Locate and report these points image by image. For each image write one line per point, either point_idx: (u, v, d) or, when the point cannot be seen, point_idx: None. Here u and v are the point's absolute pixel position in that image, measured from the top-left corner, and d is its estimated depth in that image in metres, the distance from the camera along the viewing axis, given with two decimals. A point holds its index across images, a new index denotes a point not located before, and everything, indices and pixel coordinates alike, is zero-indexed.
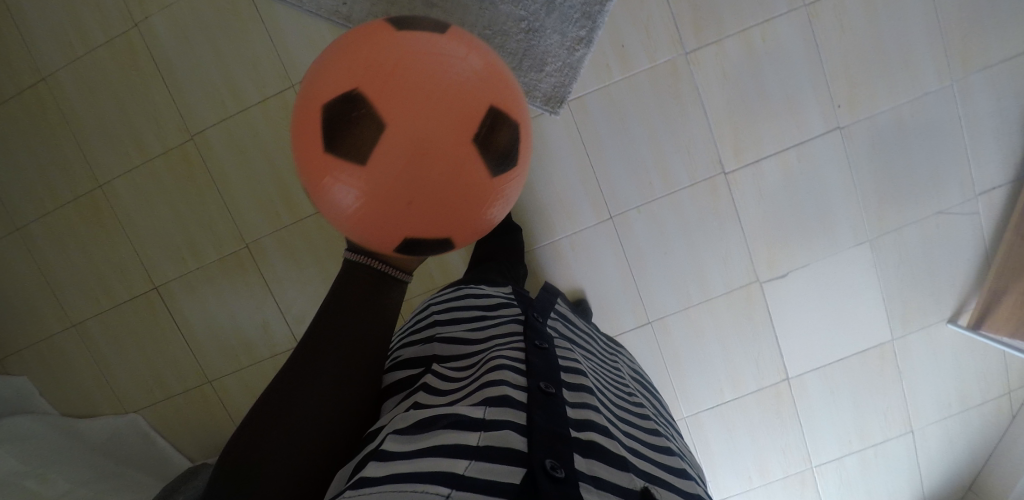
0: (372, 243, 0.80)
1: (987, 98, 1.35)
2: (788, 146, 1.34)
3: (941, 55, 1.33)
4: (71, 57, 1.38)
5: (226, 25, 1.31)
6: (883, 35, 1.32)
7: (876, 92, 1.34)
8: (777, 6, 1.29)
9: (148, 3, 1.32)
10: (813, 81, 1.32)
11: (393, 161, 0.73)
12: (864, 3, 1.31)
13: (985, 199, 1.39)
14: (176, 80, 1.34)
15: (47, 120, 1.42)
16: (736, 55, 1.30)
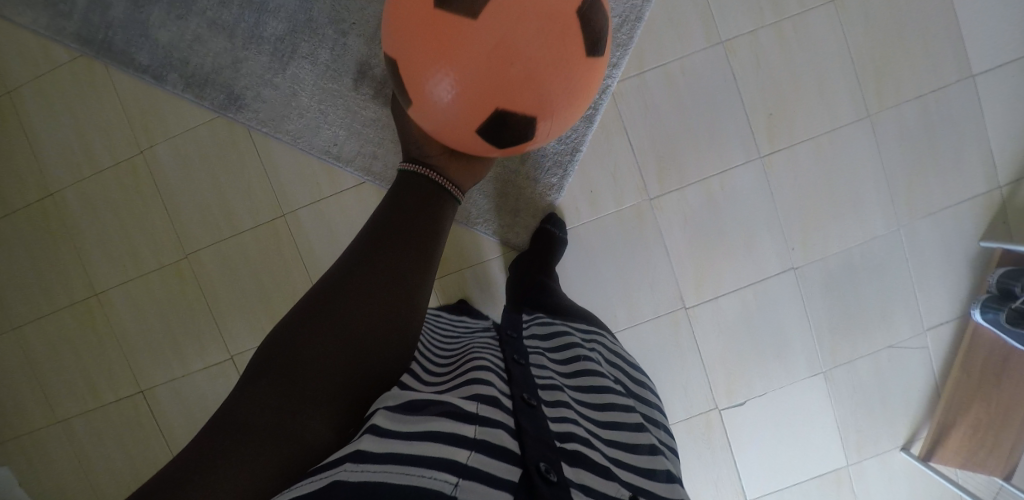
0: (456, 124, 0.98)
1: (934, 240, 1.45)
2: (745, 285, 1.43)
3: (887, 199, 1.43)
4: (78, 175, 1.45)
5: (225, 154, 1.40)
6: (834, 185, 1.42)
7: (828, 237, 1.43)
8: (735, 156, 1.39)
9: (154, 132, 1.41)
10: (768, 222, 1.41)
11: (497, 35, 0.90)
12: (816, 155, 1.40)
13: (933, 334, 1.48)
14: (174, 202, 1.42)
15: (49, 231, 1.46)
16: (697, 202, 1.39)
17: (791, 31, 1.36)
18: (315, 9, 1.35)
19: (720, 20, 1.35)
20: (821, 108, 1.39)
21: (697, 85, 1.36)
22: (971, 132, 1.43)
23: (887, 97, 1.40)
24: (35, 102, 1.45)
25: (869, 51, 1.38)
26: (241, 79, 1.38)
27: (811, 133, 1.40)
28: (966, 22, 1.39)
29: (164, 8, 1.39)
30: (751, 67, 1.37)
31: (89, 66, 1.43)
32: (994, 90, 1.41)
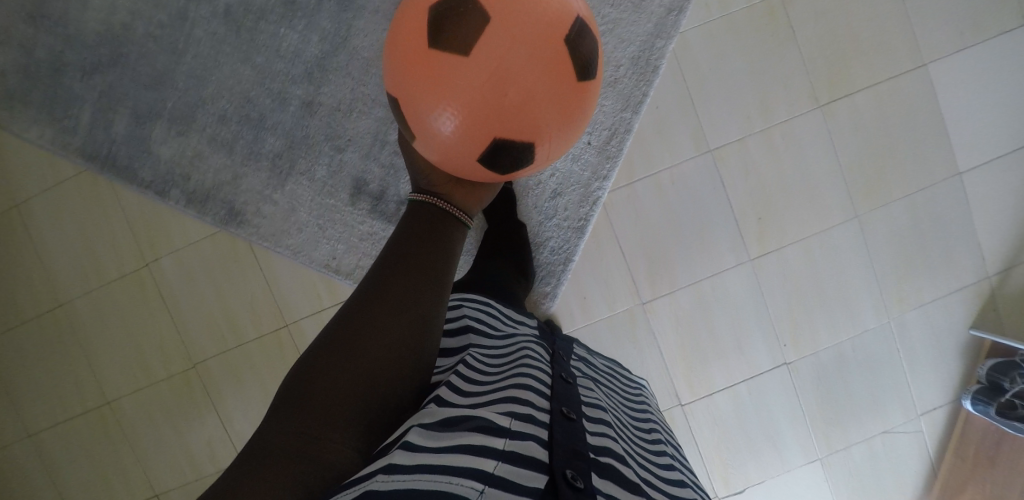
0: (457, 153, 0.98)
1: (923, 331, 1.39)
2: (737, 380, 1.41)
3: (877, 295, 1.39)
4: (88, 287, 1.50)
5: (228, 268, 1.47)
6: (825, 281, 1.38)
7: (818, 330, 1.40)
8: (724, 259, 1.39)
9: (158, 246, 1.47)
10: (759, 320, 1.40)
11: (491, 60, 0.90)
12: (803, 251, 1.38)
13: (927, 418, 1.40)
14: (181, 313, 1.49)
15: (61, 340, 1.52)
16: (689, 305, 1.40)
17: (779, 138, 1.36)
18: (311, 126, 1.39)
19: (709, 129, 1.37)
20: (806, 207, 1.37)
21: (686, 191, 1.38)
22: (956, 227, 1.37)
23: (875, 196, 1.37)
24: (43, 216, 1.49)
25: (857, 156, 1.36)
26: (241, 195, 1.41)
27: (798, 235, 1.38)
28: (950, 118, 1.35)
29: (165, 125, 1.42)
30: (738, 174, 1.37)
31: (94, 180, 1.48)
32: (980, 189, 1.36)
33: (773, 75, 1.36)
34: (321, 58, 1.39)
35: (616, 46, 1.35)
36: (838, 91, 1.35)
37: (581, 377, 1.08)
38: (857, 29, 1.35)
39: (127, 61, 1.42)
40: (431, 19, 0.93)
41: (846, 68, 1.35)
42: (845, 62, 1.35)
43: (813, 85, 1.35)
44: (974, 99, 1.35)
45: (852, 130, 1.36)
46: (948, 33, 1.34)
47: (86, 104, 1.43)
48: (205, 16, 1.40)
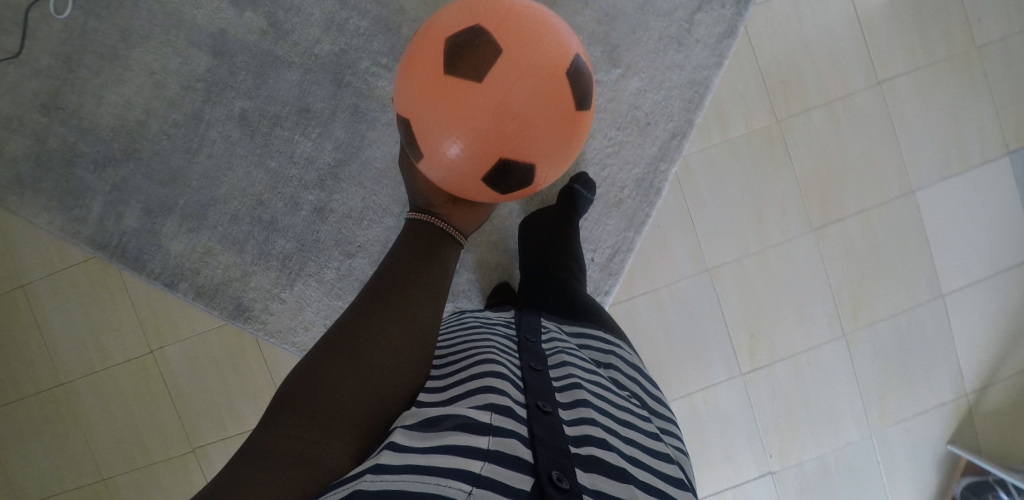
0: (461, 176, 1.02)
1: (904, 446, 1.44)
2: (725, 487, 1.44)
3: (860, 410, 1.44)
4: (89, 369, 1.50)
5: (232, 358, 1.49)
6: (811, 399, 1.43)
7: (805, 444, 1.44)
8: (716, 373, 1.43)
9: (164, 334, 1.48)
10: (749, 432, 1.43)
11: (497, 93, 0.94)
12: (792, 367, 1.43)
13: None
14: (183, 399, 1.50)
15: (60, 417, 1.51)
16: (680, 415, 1.43)
17: (772, 258, 1.41)
18: (322, 232, 1.44)
19: (706, 249, 1.41)
20: (794, 325, 1.42)
21: (684, 309, 1.42)
22: (939, 348, 1.43)
23: (862, 316, 1.42)
24: (48, 299, 1.48)
25: (846, 278, 1.41)
26: (249, 292, 1.44)
27: (789, 350, 1.42)
28: (936, 244, 1.42)
29: (176, 221, 1.44)
30: (733, 293, 1.42)
31: (103, 267, 1.48)
32: (961, 312, 1.43)
33: (769, 199, 1.40)
34: (334, 166, 1.43)
35: (621, 167, 1.40)
36: (830, 214, 1.40)
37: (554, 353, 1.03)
38: (850, 157, 1.40)
39: (141, 157, 1.45)
40: (441, 49, 0.97)
41: (837, 195, 1.40)
42: (836, 189, 1.40)
43: (807, 210, 1.40)
44: (958, 227, 1.42)
45: (845, 254, 1.41)
46: (934, 163, 1.40)
47: (98, 195, 1.45)
48: (221, 118, 1.44)
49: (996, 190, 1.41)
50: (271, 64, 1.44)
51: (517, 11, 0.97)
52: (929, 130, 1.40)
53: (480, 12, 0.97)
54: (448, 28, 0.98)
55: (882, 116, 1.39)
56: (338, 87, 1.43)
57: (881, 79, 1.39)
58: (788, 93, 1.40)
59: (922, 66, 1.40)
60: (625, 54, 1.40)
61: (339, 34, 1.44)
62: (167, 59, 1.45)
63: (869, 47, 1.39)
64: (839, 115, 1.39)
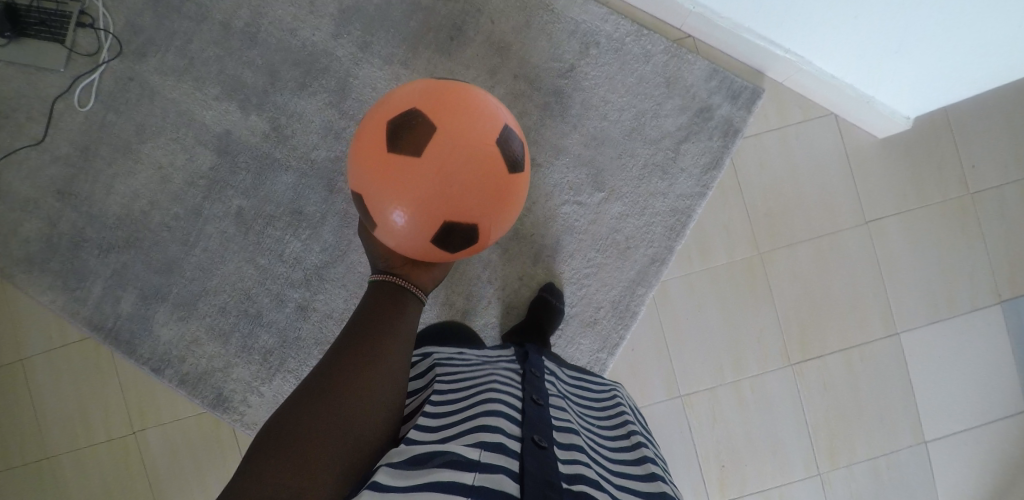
0: (412, 239, 1.12)
1: None
2: None
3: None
4: (74, 443, 1.54)
5: (206, 447, 1.53)
6: None
7: None
8: (685, 499, 1.40)
9: (148, 416, 1.53)
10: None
11: (433, 164, 1.06)
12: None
13: None
14: (159, 482, 1.53)
15: (40, 491, 1.54)
16: None
17: (746, 392, 1.40)
18: (305, 329, 1.48)
19: (680, 376, 1.42)
20: (765, 460, 1.40)
21: (656, 435, 1.41)
22: (919, 495, 1.38)
23: (838, 457, 1.39)
24: (45, 373, 1.54)
25: (823, 417, 1.39)
26: (230, 383, 1.49)
27: (758, 484, 1.40)
28: (919, 387, 1.39)
29: (168, 309, 1.51)
30: (707, 421, 1.41)
31: (98, 347, 1.55)
32: (945, 457, 1.38)
33: (748, 329, 1.41)
34: (320, 267, 1.49)
35: (599, 288, 1.43)
36: (810, 351, 1.40)
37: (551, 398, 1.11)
38: (834, 296, 1.40)
39: (142, 245, 1.53)
40: (385, 128, 1.09)
41: (819, 333, 1.40)
42: (817, 328, 1.40)
43: (787, 346, 1.40)
44: (943, 370, 1.39)
45: (823, 393, 1.40)
46: (919, 306, 1.39)
47: (99, 278, 1.53)
48: (219, 214, 1.52)
49: (984, 336, 1.39)
50: (271, 166, 1.52)
51: (451, 94, 1.10)
52: (916, 273, 1.39)
53: (418, 95, 1.10)
54: (391, 110, 1.10)
55: (868, 257, 1.40)
56: (330, 192, 1.50)
57: (870, 219, 1.40)
58: (773, 227, 1.41)
59: (912, 208, 1.40)
60: (609, 179, 1.45)
61: (337, 142, 1.51)
62: (176, 154, 1.54)
63: (858, 187, 1.40)
64: (825, 253, 1.40)
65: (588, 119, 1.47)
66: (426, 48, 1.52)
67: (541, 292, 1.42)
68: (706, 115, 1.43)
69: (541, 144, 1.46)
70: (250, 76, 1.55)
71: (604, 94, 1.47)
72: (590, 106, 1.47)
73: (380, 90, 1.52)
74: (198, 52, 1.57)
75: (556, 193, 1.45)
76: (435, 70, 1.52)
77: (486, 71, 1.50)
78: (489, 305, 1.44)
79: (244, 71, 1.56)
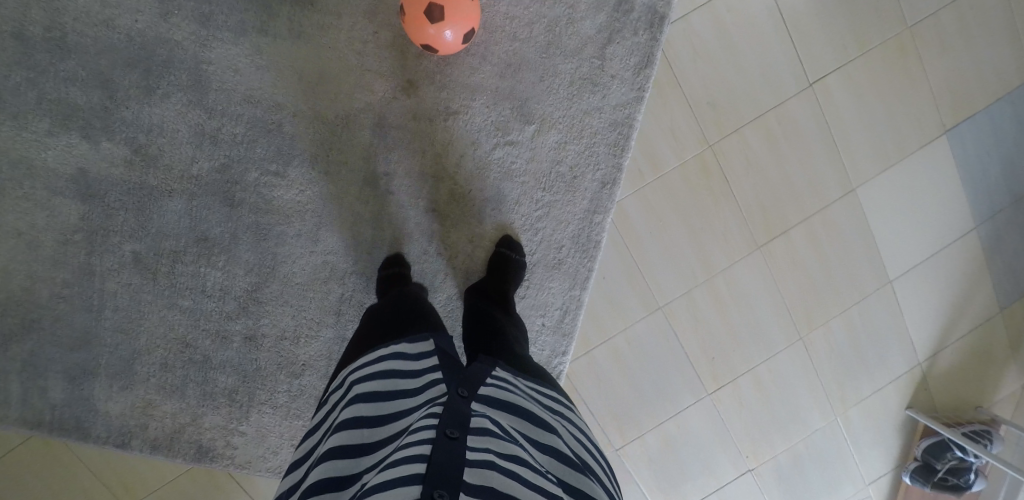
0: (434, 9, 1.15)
1: (867, 422, 1.51)
2: (709, 493, 1.50)
3: (819, 397, 1.49)
4: None
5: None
6: (773, 403, 1.48)
7: (772, 440, 1.50)
8: (684, 400, 1.45)
9: (136, 487, 1.41)
10: (722, 442, 1.48)
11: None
12: (753, 382, 1.46)
13: (873, 486, 1.54)
14: None
15: None
16: (656, 446, 1.47)
17: (722, 288, 1.40)
18: (260, 359, 1.34)
19: (657, 292, 1.39)
20: (750, 345, 1.44)
21: (642, 354, 1.42)
22: (891, 335, 1.48)
23: (815, 321, 1.45)
24: (3, 482, 1.37)
25: (798, 290, 1.43)
26: (206, 433, 1.36)
27: (749, 367, 1.45)
28: (880, 226, 1.43)
29: (105, 382, 1.33)
30: (690, 327, 1.41)
31: (47, 441, 1.38)
32: (910, 294, 1.46)
33: (712, 228, 1.38)
34: (251, 291, 1.31)
35: (555, 228, 1.30)
36: (774, 231, 1.40)
37: (483, 397, 0.85)
38: (787, 164, 1.39)
39: (44, 325, 1.31)
40: None
41: (779, 206, 1.39)
42: (776, 205, 1.39)
43: (752, 231, 1.39)
44: (893, 212, 1.43)
45: (793, 268, 1.42)
46: (871, 156, 1.41)
47: (12, 375, 1.32)
48: (114, 267, 1.30)
49: (931, 172, 1.42)
50: (151, 197, 1.27)
51: None
52: (862, 124, 1.40)
53: None
54: None
55: (815, 122, 1.38)
56: (231, 207, 1.28)
57: (813, 79, 1.37)
58: (718, 115, 1.36)
59: (851, 59, 1.38)
60: (536, 107, 1.27)
61: (215, 147, 1.26)
62: (33, 214, 1.28)
63: (798, 49, 1.37)
64: (773, 127, 1.37)
65: (498, 42, 1.26)
66: (280, 3, 1.25)
67: (499, 249, 1.28)
68: (626, 8, 1.27)
69: (453, 86, 1.26)
70: (81, 95, 1.25)
71: (507, 9, 1.26)
72: (494, 27, 1.26)
73: (245, 70, 1.25)
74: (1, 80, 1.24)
75: (483, 139, 1.27)
76: (301, 27, 1.25)
77: (363, 14, 1.26)
78: (444, 278, 1.30)
79: (70, 89, 1.25)
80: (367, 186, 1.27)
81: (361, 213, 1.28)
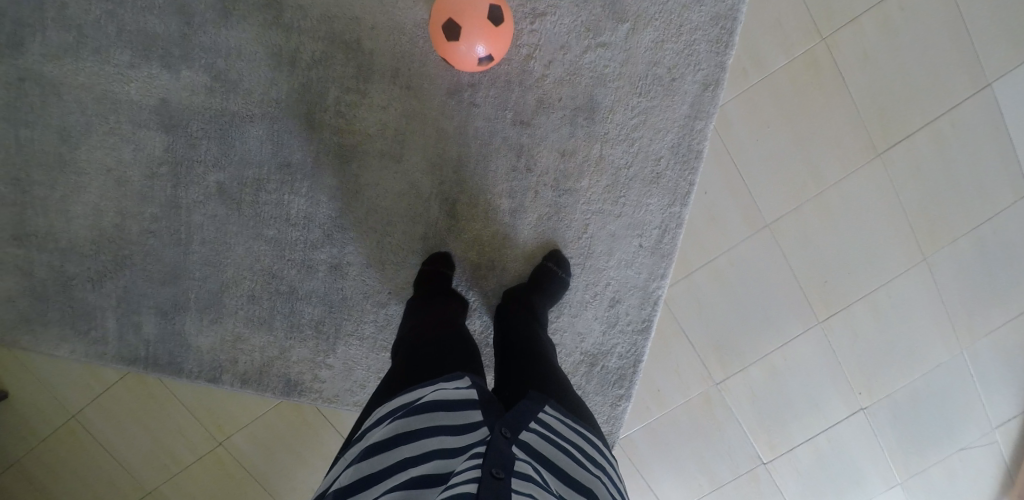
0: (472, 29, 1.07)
1: (1000, 356, 1.34)
2: (816, 434, 1.36)
3: (944, 326, 1.32)
4: (167, 474, 1.43)
5: (298, 436, 1.42)
6: (893, 332, 1.32)
7: (890, 373, 1.34)
8: (790, 329, 1.32)
9: (226, 425, 1.41)
10: (833, 375, 1.34)
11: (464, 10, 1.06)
12: (869, 307, 1.31)
13: (1002, 430, 1.36)
14: (269, 481, 1.44)
15: None
16: (761, 379, 1.34)
17: (833, 200, 1.27)
18: (346, 288, 1.30)
19: (762, 205, 1.28)
20: (866, 264, 1.30)
21: (745, 275, 1.30)
22: None
23: (939, 238, 1.29)
24: (104, 422, 1.40)
25: (918, 204, 1.28)
26: (294, 367, 1.34)
27: (863, 290, 1.31)
28: (1014, 129, 1.27)
29: (196, 316, 1.32)
30: (798, 245, 1.29)
31: (140, 378, 1.39)
32: None
33: (822, 133, 1.26)
34: (335, 218, 1.27)
35: (652, 137, 1.22)
36: (893, 134, 1.26)
37: (527, 439, 0.84)
38: (907, 58, 1.25)
39: (135, 260, 1.31)
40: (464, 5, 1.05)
41: (900, 106, 1.26)
42: (895, 105, 1.26)
43: (869, 134, 1.26)
44: None
45: (912, 177, 1.27)
46: (1004, 44, 1.25)
47: (108, 312, 1.32)
48: (200, 199, 1.28)
49: None
50: (232, 124, 1.25)
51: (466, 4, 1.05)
52: (994, 8, 1.24)
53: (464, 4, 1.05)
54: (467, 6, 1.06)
55: (941, 7, 1.24)
56: (312, 129, 1.24)
57: None
58: (829, 3, 1.23)
59: None
60: (629, 4, 1.19)
61: (293, 68, 1.22)
62: (119, 149, 1.27)
63: None
64: (892, 16, 1.23)
65: None
66: None
67: (545, 263, 1.23)
68: None
69: None
70: (160, 24, 1.22)
71: None
72: None
73: None
74: (81, 15, 1.23)
75: (572, 42, 1.20)
76: None
77: None
78: (534, 196, 1.25)
79: (149, 18, 1.22)
80: (452, 99, 1.22)
81: (446, 128, 1.23)
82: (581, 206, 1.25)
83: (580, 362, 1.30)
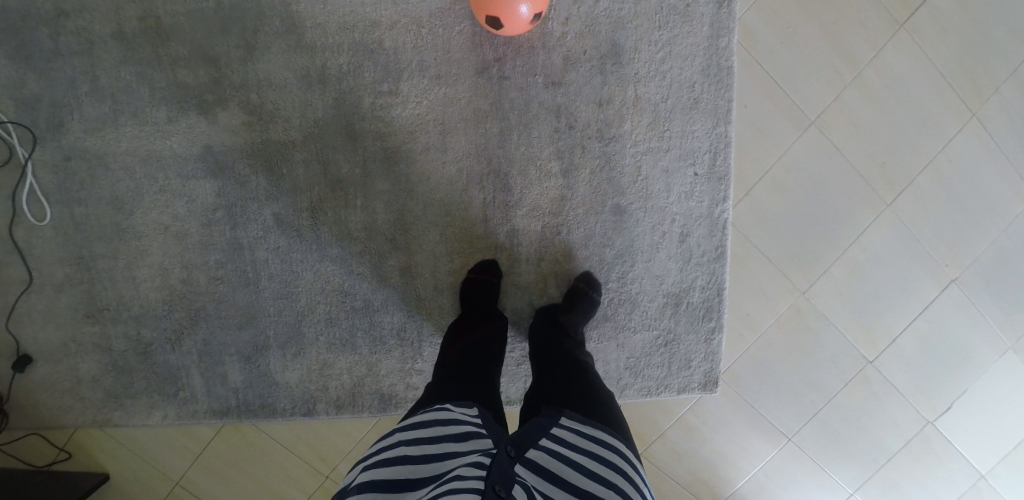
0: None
1: None
2: (915, 318, 1.35)
3: (1013, 178, 1.32)
4: None
5: None
6: (964, 196, 1.32)
7: (973, 238, 1.33)
8: (862, 219, 1.32)
9: (329, 455, 1.39)
10: (917, 255, 1.33)
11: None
12: (935, 177, 1.32)
13: None
14: None
15: None
16: (846, 277, 1.34)
17: (872, 81, 1.29)
18: (419, 287, 1.31)
19: (803, 105, 1.29)
20: (920, 137, 1.31)
21: (804, 177, 1.31)
22: None
23: (983, 93, 1.30)
24: (210, 480, 1.39)
25: (953, 67, 1.30)
26: (385, 379, 1.33)
27: (924, 162, 1.31)
28: None
29: (278, 353, 1.32)
30: (849, 134, 1.30)
31: (237, 427, 1.38)
32: None
33: (844, 21, 1.28)
34: (394, 221, 1.29)
35: (681, 66, 1.24)
36: (913, 5, 1.28)
37: (534, 455, 0.87)
38: None
39: (209, 310, 1.31)
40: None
41: None
42: None
43: (889, 12, 1.28)
44: None
45: (943, 41, 1.29)
46: None
47: (193, 369, 1.32)
48: (259, 234, 1.29)
49: None
50: (277, 153, 1.27)
51: None
52: None
53: None
54: None
55: None
56: (354, 140, 1.26)
57: None
58: None
59: None
60: None
61: (324, 85, 1.25)
62: (173, 205, 1.29)
63: None
64: None
65: None
66: None
67: (579, 284, 1.26)
68: None
69: None
70: (189, 74, 1.26)
71: None
72: None
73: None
74: (113, 84, 1.26)
75: None
76: None
77: None
78: (582, 151, 1.26)
79: (178, 71, 1.26)
80: (482, 77, 1.25)
81: (482, 106, 1.25)
82: (629, 149, 1.26)
83: (665, 303, 1.30)
